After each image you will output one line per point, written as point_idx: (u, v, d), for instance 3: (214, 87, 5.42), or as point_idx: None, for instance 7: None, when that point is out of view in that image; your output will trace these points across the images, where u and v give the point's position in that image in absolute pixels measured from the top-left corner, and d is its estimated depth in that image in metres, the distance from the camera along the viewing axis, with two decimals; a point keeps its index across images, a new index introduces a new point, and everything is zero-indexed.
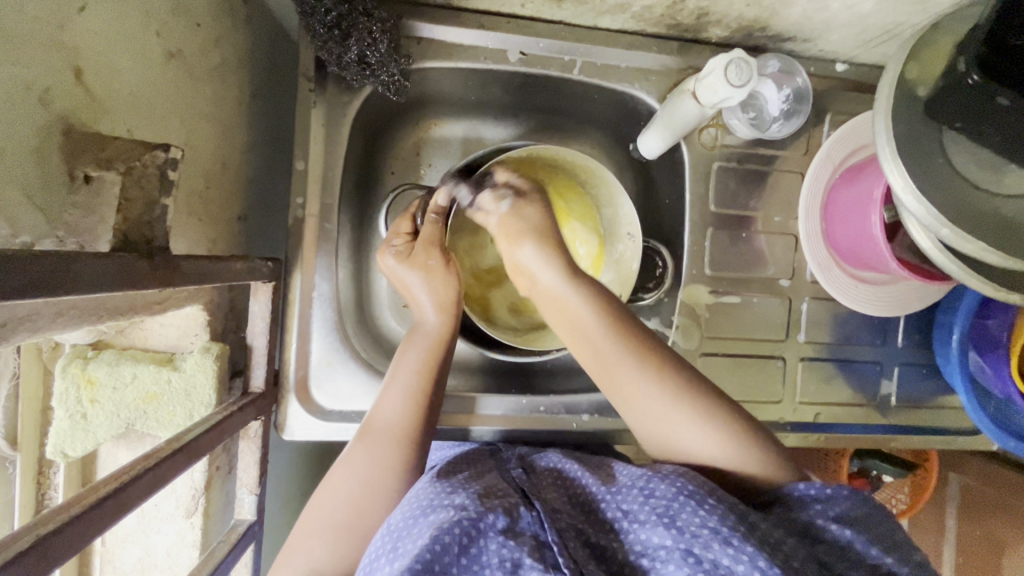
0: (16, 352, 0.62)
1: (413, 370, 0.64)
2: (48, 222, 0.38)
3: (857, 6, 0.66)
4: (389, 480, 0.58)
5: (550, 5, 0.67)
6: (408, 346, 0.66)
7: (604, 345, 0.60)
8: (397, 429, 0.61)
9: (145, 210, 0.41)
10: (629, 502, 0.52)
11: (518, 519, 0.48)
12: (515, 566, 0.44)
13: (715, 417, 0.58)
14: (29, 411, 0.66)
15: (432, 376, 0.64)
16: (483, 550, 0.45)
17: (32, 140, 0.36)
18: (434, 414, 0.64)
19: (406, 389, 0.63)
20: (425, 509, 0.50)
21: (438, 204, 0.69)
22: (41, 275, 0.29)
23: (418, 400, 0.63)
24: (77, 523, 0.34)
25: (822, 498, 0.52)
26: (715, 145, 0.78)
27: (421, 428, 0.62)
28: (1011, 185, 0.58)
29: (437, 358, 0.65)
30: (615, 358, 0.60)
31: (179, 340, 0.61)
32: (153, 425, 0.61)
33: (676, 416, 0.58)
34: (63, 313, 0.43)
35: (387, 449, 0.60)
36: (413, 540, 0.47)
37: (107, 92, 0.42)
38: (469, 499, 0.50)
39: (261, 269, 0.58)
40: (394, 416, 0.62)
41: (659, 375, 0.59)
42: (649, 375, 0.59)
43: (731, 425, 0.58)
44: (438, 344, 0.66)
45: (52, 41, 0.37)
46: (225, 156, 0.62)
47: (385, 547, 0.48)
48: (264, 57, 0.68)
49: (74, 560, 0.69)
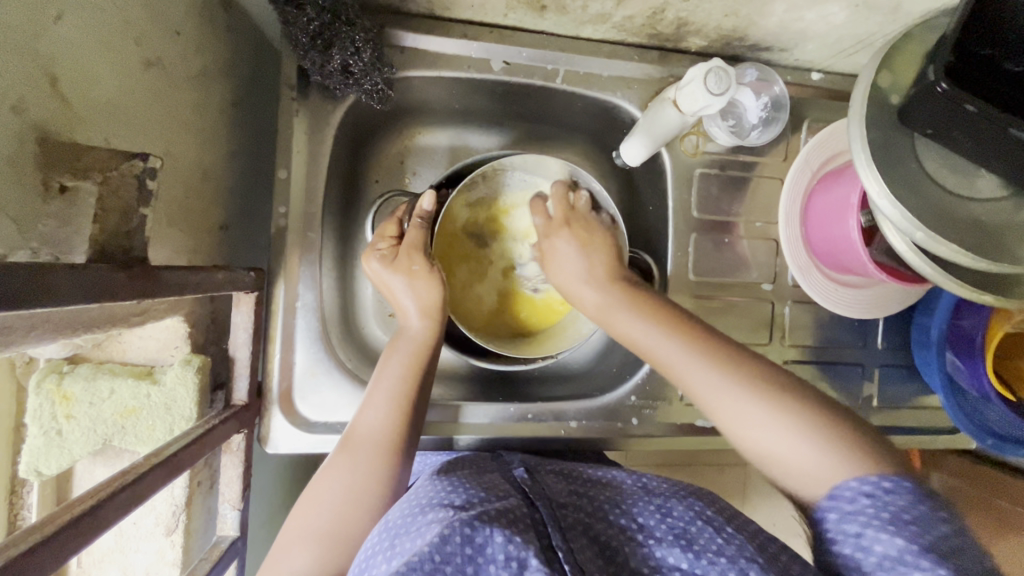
0: None
1: (401, 377, 0.64)
2: (23, 234, 0.37)
3: (830, 17, 0.68)
4: (372, 493, 0.57)
5: (532, 14, 0.68)
6: (391, 355, 0.66)
7: (653, 340, 0.59)
8: (384, 437, 0.60)
9: (122, 220, 0.39)
10: (646, 516, 0.53)
11: (518, 517, 0.49)
12: (521, 566, 0.43)
13: (793, 409, 0.52)
14: (2, 429, 0.64)
15: (417, 385, 0.64)
16: (489, 542, 0.44)
17: (5, 148, 0.35)
18: (418, 420, 0.64)
19: (388, 395, 0.62)
20: (424, 509, 0.49)
21: (425, 208, 0.68)
22: (16, 287, 0.29)
23: (400, 407, 0.62)
24: (52, 543, 0.33)
25: (874, 497, 0.45)
26: (697, 152, 0.79)
27: (406, 437, 0.62)
28: (981, 189, 0.60)
29: (421, 367, 0.65)
30: (671, 348, 0.58)
31: (159, 353, 0.59)
32: (132, 441, 0.60)
33: (728, 389, 0.54)
34: (39, 325, 0.42)
35: (371, 459, 0.59)
36: (412, 539, 0.46)
37: (85, 101, 0.42)
38: (468, 501, 0.50)
39: (243, 278, 0.57)
40: (379, 424, 0.61)
41: (696, 349, 0.57)
42: (726, 374, 0.55)
43: (781, 403, 0.53)
44: (422, 349, 0.66)
45: (27, 50, 0.36)
46: (206, 166, 0.61)
47: (381, 545, 0.47)
48: (246, 66, 0.68)
49: None
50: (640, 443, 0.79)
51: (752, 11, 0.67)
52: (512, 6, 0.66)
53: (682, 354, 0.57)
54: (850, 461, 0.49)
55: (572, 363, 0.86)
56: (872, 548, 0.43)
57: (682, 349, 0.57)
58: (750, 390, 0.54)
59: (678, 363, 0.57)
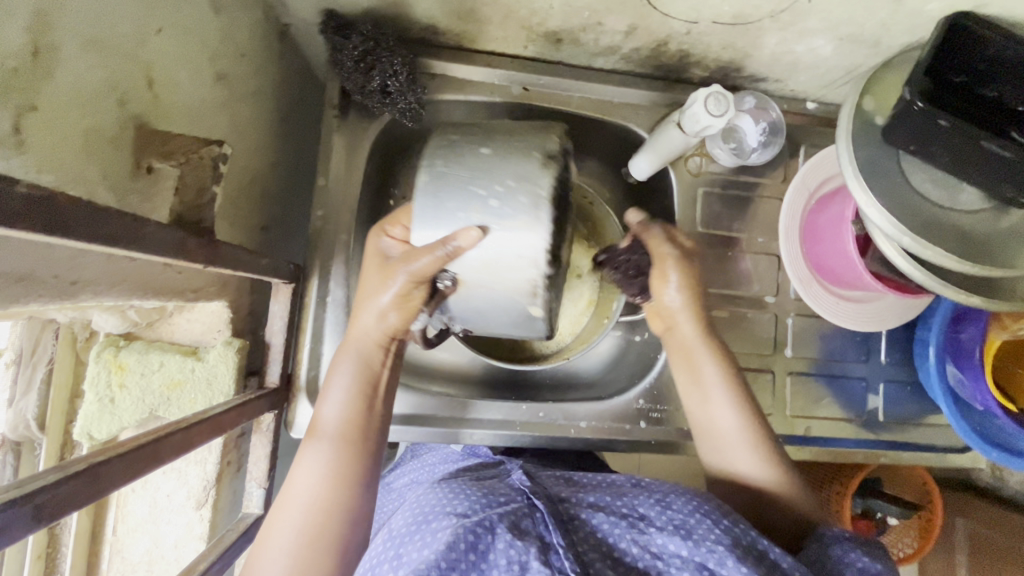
0: (56, 340, 0.76)
1: (365, 361, 0.62)
2: (117, 202, 0.44)
3: (817, 50, 0.75)
4: (337, 488, 0.57)
5: (549, 47, 0.76)
6: (345, 352, 0.63)
7: (700, 355, 0.69)
8: (345, 429, 0.60)
9: (197, 195, 0.50)
10: (646, 507, 0.56)
11: (521, 521, 0.52)
12: (523, 569, 0.47)
13: (766, 456, 0.65)
14: (58, 397, 0.80)
15: (372, 380, 0.63)
16: (491, 548, 0.48)
17: (111, 130, 0.43)
18: (376, 429, 0.62)
19: (354, 393, 0.62)
20: (428, 517, 0.53)
21: (462, 247, 0.52)
22: (121, 228, 0.35)
23: (361, 407, 0.61)
24: (122, 460, 0.38)
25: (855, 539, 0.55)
26: (700, 172, 0.86)
27: (368, 427, 0.62)
28: (964, 202, 0.63)
29: (380, 365, 0.63)
30: (703, 367, 0.69)
31: (204, 335, 0.66)
32: (175, 412, 0.66)
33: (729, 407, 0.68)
34: (119, 283, 0.49)
35: (338, 452, 0.58)
36: (416, 548, 0.50)
37: (170, 99, 0.49)
38: (470, 507, 0.53)
39: (283, 269, 0.64)
40: (341, 417, 0.60)
41: (724, 375, 0.69)
42: (734, 394, 0.68)
43: (756, 443, 0.66)
44: (370, 367, 0.63)
45: (136, 54, 0.44)
46: (257, 172, 0.69)
47: (387, 554, 0.52)
48: (294, 88, 0.77)
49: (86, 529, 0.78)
50: (648, 448, 0.81)
51: (746, 44, 0.74)
52: (530, 39, 0.75)
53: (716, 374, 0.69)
54: (781, 470, 0.65)
55: (586, 372, 0.89)
56: (854, 564, 0.51)
57: (717, 365, 0.69)
58: (744, 422, 0.67)
59: (706, 376, 0.69)
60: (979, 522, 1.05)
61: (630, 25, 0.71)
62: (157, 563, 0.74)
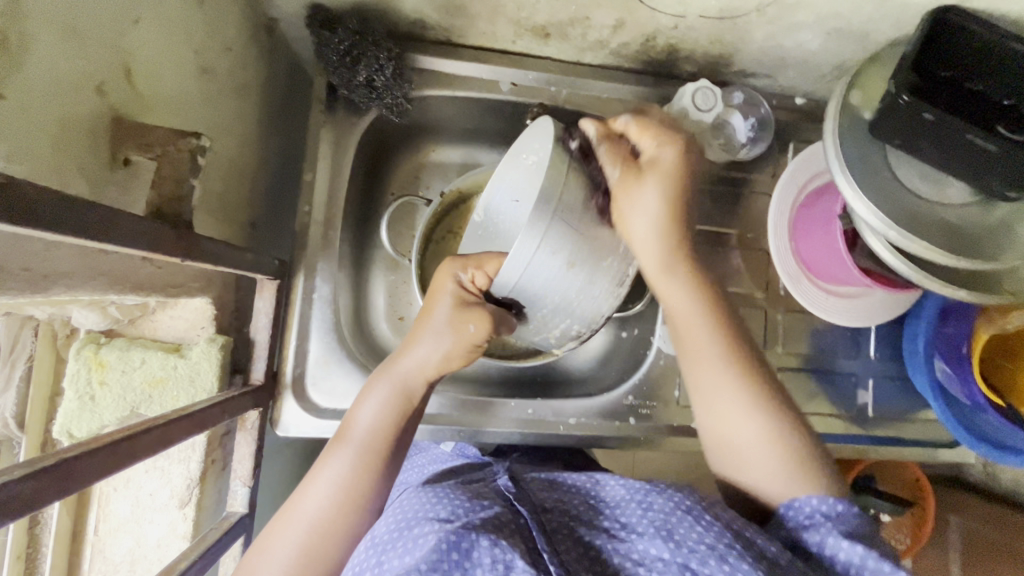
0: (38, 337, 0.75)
1: (406, 379, 0.61)
2: (91, 194, 0.43)
3: (806, 45, 0.75)
4: (351, 508, 0.56)
5: (538, 41, 0.76)
6: (387, 370, 0.62)
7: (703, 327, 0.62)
8: (372, 443, 0.59)
9: (175, 187, 0.46)
10: (628, 515, 0.55)
11: (504, 524, 0.52)
12: (507, 568, 0.47)
13: (808, 476, 0.57)
14: (40, 394, 0.79)
15: (409, 408, 0.61)
16: (475, 547, 0.48)
17: (85, 120, 0.42)
18: (402, 448, 0.61)
19: (386, 409, 0.60)
20: (409, 522, 0.52)
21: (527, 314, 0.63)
22: (94, 222, 0.34)
23: (394, 423, 0.60)
24: (93, 457, 0.37)
25: (831, 516, 0.53)
26: (691, 167, 0.86)
27: (395, 446, 0.60)
28: (950, 196, 0.64)
29: (419, 390, 0.61)
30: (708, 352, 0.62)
31: (187, 331, 0.65)
32: (157, 409, 0.66)
33: (732, 409, 0.60)
34: (96, 277, 0.49)
35: (359, 464, 0.58)
36: (397, 555, 0.49)
37: (150, 91, 0.49)
38: (453, 511, 0.53)
39: (268, 265, 0.63)
40: (372, 428, 0.59)
41: (725, 356, 0.61)
42: (738, 391, 0.60)
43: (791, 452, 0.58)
44: (410, 386, 0.61)
45: (113, 45, 0.44)
46: (241, 165, 0.68)
47: (369, 561, 0.51)
48: (281, 83, 0.76)
49: (70, 527, 0.77)
50: (638, 444, 0.81)
51: (735, 39, 0.74)
52: (519, 34, 0.74)
53: (720, 368, 0.61)
54: (807, 473, 0.57)
55: (577, 369, 0.89)
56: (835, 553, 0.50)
57: (715, 355, 0.61)
58: (760, 412, 0.60)
59: (708, 363, 0.62)
60: (971, 518, 1.05)
61: (619, 19, 0.70)
62: (140, 562, 0.73)
